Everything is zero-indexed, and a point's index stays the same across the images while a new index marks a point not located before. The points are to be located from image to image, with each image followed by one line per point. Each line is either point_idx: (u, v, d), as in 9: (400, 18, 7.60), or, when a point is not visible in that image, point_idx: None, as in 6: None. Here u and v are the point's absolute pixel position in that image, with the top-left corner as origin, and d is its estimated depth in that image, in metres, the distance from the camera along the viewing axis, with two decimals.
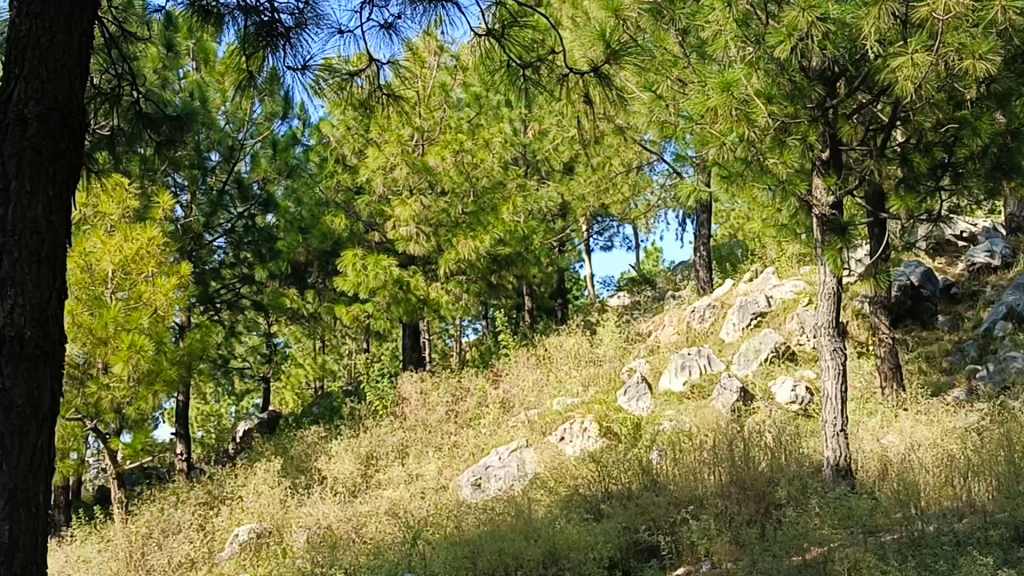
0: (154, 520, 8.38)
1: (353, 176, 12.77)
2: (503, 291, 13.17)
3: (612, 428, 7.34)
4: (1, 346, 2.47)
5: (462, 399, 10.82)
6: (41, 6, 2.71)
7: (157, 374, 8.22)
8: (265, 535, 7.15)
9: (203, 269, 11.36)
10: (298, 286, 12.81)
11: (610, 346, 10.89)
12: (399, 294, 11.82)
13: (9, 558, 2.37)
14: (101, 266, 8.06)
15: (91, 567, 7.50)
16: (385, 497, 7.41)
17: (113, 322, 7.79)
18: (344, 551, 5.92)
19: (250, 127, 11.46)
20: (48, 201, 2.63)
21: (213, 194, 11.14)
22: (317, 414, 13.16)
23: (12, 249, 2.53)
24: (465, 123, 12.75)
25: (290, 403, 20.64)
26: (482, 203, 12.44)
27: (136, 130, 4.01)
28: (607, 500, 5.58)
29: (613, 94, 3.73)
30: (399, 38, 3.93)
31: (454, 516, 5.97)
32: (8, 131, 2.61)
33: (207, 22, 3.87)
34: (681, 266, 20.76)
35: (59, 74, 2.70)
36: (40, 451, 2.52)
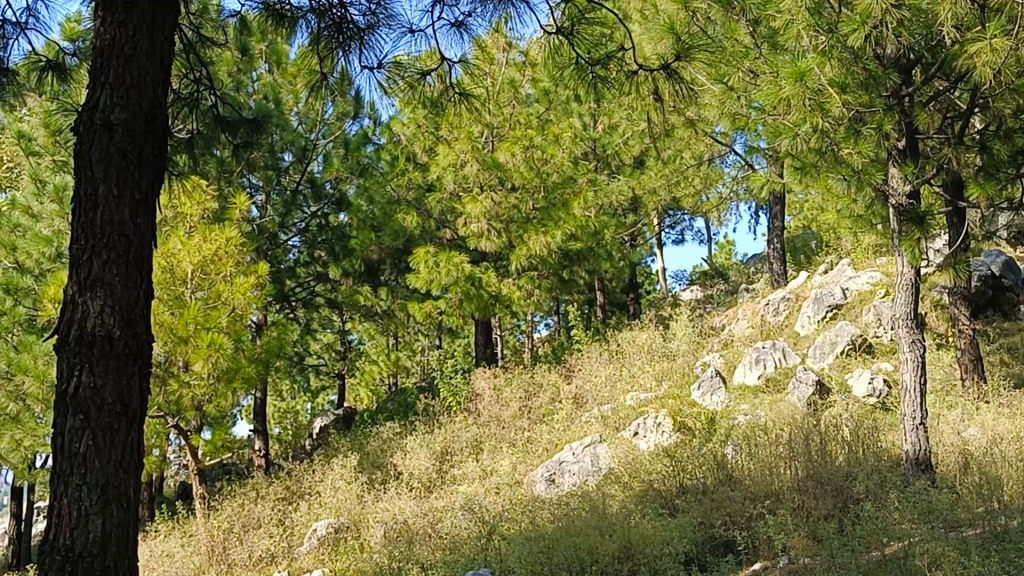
0: (235, 515, 8.55)
1: (424, 174, 12.85)
2: (575, 286, 13.17)
3: (686, 423, 7.30)
4: (91, 345, 2.54)
5: (535, 395, 10.86)
6: (125, 16, 2.78)
7: (236, 371, 8.38)
8: (343, 529, 7.26)
9: (278, 268, 11.57)
10: (372, 283, 12.93)
11: (683, 341, 10.82)
12: (471, 290, 11.90)
13: (102, 552, 2.43)
14: (182, 265, 8.24)
15: (174, 561, 7.66)
16: (460, 492, 7.45)
17: (193, 321, 7.93)
18: (420, 546, 6.00)
19: (322, 127, 11.43)
20: (134, 204, 2.69)
21: (287, 194, 11.28)
22: (392, 410, 13.30)
23: (100, 251, 2.60)
24: (535, 119, 12.76)
25: (364, 400, 20.84)
26: (553, 199, 12.45)
27: (212, 132, 4.11)
28: (682, 495, 5.56)
29: (683, 89, 3.69)
30: (469, 35, 3.96)
31: (528, 512, 5.97)
32: (95, 136, 2.68)
33: (280, 25, 3.94)
34: (755, 259, 20.56)
35: (143, 81, 2.77)
36: (131, 446, 2.58)
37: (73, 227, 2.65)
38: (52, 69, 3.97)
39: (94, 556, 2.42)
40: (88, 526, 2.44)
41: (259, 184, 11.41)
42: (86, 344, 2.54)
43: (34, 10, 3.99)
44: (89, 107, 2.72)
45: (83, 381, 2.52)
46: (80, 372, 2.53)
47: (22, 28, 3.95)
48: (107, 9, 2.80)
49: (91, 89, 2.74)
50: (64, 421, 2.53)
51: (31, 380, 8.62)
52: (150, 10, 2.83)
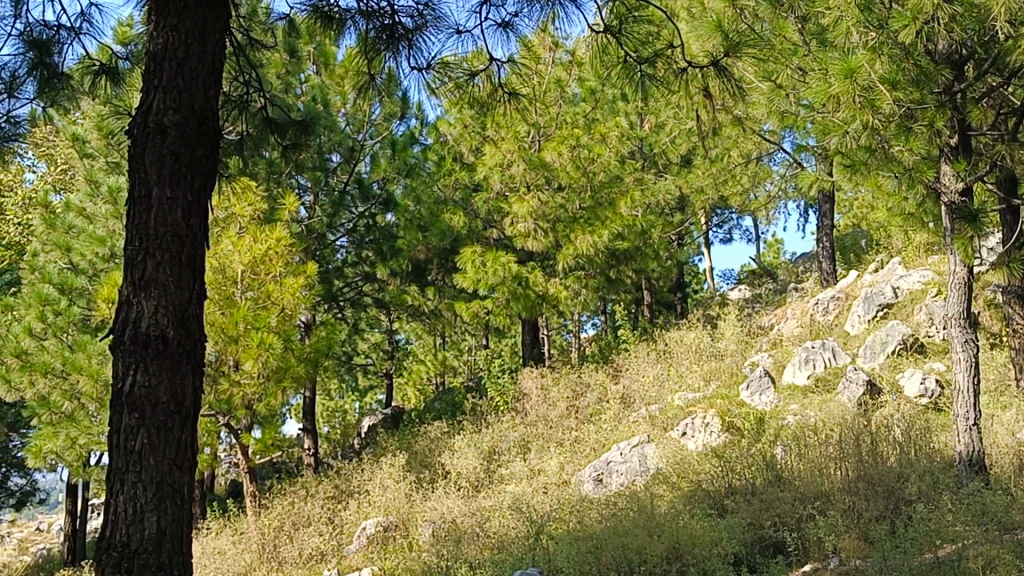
0: (285, 513, 8.62)
1: (471, 174, 12.87)
2: (622, 285, 13.13)
3: (734, 424, 7.25)
4: (146, 345, 2.57)
5: (582, 394, 10.84)
6: (177, 20, 2.82)
7: (285, 370, 8.43)
8: (392, 528, 7.29)
9: (326, 268, 11.68)
10: (420, 283, 12.97)
11: (732, 340, 10.74)
12: (518, 290, 11.91)
13: (157, 549, 2.46)
14: (233, 266, 8.33)
15: (225, 558, 7.75)
16: (508, 492, 7.45)
17: (243, 321, 8.02)
18: (468, 545, 6.03)
19: (369, 128, 11.51)
20: (187, 206, 2.72)
21: (334, 195, 11.36)
22: (439, 410, 13.34)
23: (154, 252, 2.64)
24: (581, 118, 12.74)
25: (412, 399, 20.94)
26: (600, 198, 12.41)
27: (261, 133, 4.17)
28: (732, 495, 5.53)
29: (732, 86, 3.66)
30: (515, 35, 3.96)
31: (576, 512, 5.96)
32: (149, 139, 2.72)
33: (329, 27, 3.96)
34: (804, 257, 20.36)
35: (194, 84, 2.80)
36: (185, 445, 2.61)
37: (128, 227, 2.69)
38: (104, 73, 4.03)
39: (148, 552, 2.45)
40: (143, 523, 2.47)
41: (308, 185, 11.49)
42: (141, 343, 2.58)
43: (87, 15, 4.06)
44: (142, 110, 2.76)
45: (138, 380, 2.56)
46: (135, 371, 2.56)
47: (76, 34, 4.02)
48: (160, 13, 2.84)
49: (145, 93, 2.78)
50: (119, 419, 2.57)
51: (85, 379, 8.76)
52: (202, 14, 2.87)
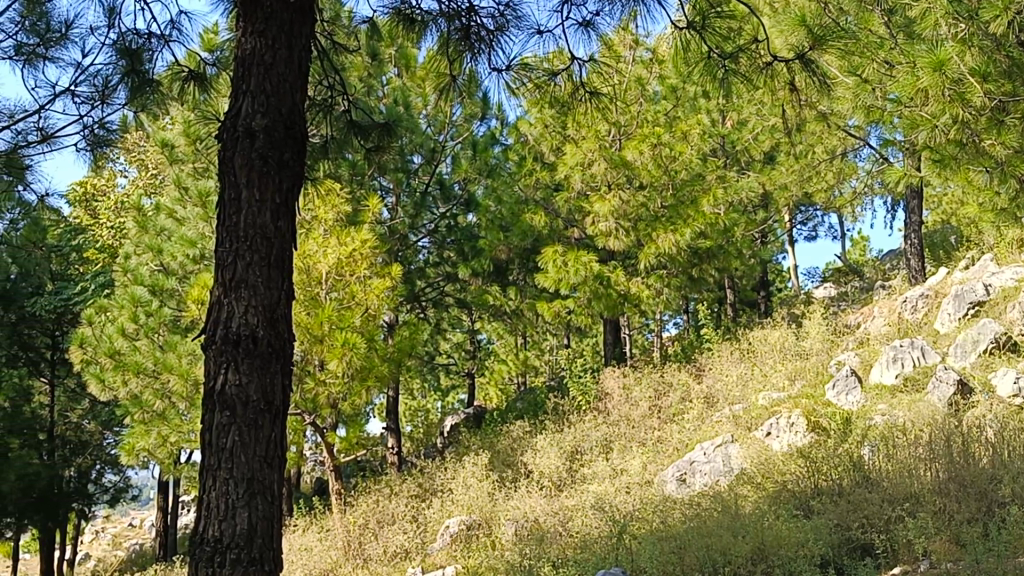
0: (371, 511, 8.72)
1: (552, 173, 12.88)
2: (705, 285, 12.99)
3: (821, 424, 7.13)
4: (236, 344, 2.62)
5: (665, 394, 10.77)
6: (265, 25, 2.87)
7: (369, 370, 8.51)
8: (475, 527, 7.31)
9: (408, 268, 11.81)
10: (501, 283, 13.03)
11: (817, 339, 10.57)
12: (600, 289, 11.87)
13: (248, 544, 2.50)
14: (318, 266, 8.46)
15: (312, 555, 7.87)
16: (591, 491, 7.43)
17: (328, 321, 8.13)
18: (551, 544, 6.05)
19: (451, 129, 11.56)
20: (275, 208, 2.76)
21: (416, 196, 11.47)
22: (521, 410, 13.34)
23: (244, 254, 2.69)
24: (662, 116, 12.66)
25: (494, 398, 21.06)
26: (682, 196, 12.31)
27: (344, 136, 4.23)
28: (818, 496, 5.45)
29: (818, 80, 3.62)
30: (596, 34, 3.96)
31: (660, 512, 5.92)
32: (238, 143, 2.77)
33: (411, 29, 4.01)
34: (891, 255, 19.99)
35: (282, 88, 2.84)
36: (275, 442, 2.65)
37: (220, 230, 2.75)
38: (193, 78, 4.06)
39: (240, 547, 2.49)
40: (235, 519, 2.52)
41: (390, 187, 11.60)
42: (231, 343, 2.63)
43: (177, 23, 4.15)
44: (232, 115, 2.81)
45: (229, 379, 2.61)
46: (227, 369, 2.62)
47: (166, 40, 4.11)
48: (248, 20, 2.89)
49: (234, 98, 2.84)
50: (212, 417, 2.62)
51: (176, 378, 8.95)
52: (289, 19, 2.92)
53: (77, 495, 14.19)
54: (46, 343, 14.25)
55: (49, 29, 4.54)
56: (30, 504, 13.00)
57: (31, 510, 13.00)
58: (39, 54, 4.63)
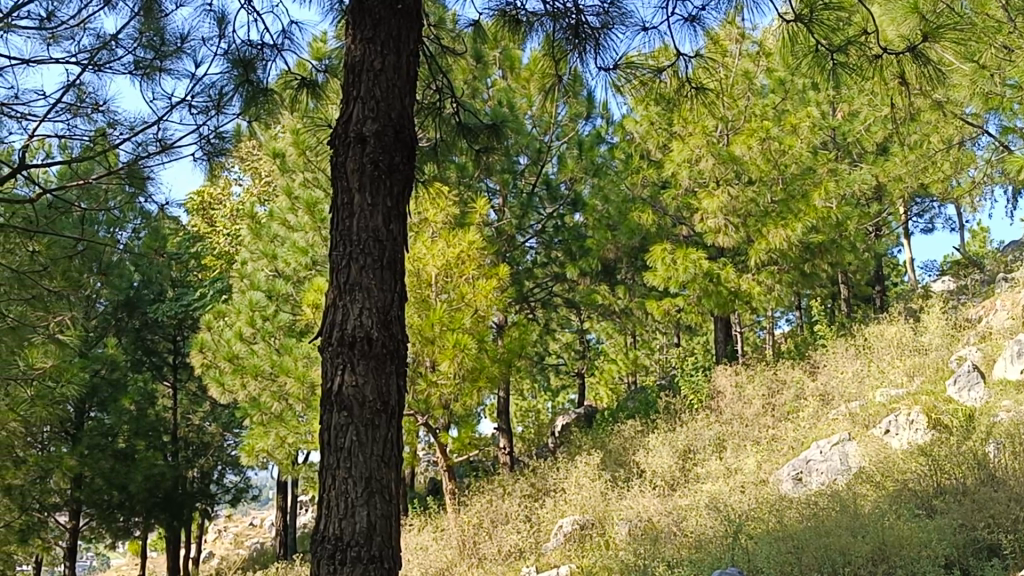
0: (484, 511, 8.78)
1: (659, 171, 12.82)
2: (818, 280, 12.73)
3: (941, 420, 6.91)
4: (353, 346, 2.67)
5: (779, 392, 10.58)
6: (373, 32, 2.93)
7: (480, 371, 8.56)
8: (588, 526, 7.29)
9: (517, 269, 11.89)
10: (610, 282, 13.03)
11: (936, 334, 10.26)
12: (710, 286, 11.76)
13: (367, 542, 2.54)
14: (428, 269, 8.58)
15: (428, 554, 7.98)
16: (705, 490, 7.35)
17: (439, 322, 8.23)
18: (665, 543, 6.01)
19: (556, 129, 11.52)
20: (387, 211, 2.80)
21: (523, 197, 11.52)
22: (632, 409, 13.27)
23: (357, 257, 2.74)
24: (771, 110, 12.47)
25: (604, 397, 21.04)
26: (792, 189, 12.06)
27: (453, 137, 4.29)
28: (941, 495, 5.30)
29: (931, 70, 3.51)
30: (702, 29, 3.91)
31: (776, 511, 5.82)
32: (350, 148, 2.83)
33: (517, 30, 4.04)
34: (1013, 246, 19.32)
35: (391, 93, 2.88)
36: (392, 442, 2.68)
37: (335, 234, 2.81)
38: (305, 86, 4.18)
39: (360, 545, 2.53)
40: (355, 517, 2.56)
41: (497, 188, 11.65)
42: (347, 344, 2.68)
43: (288, 32, 4.25)
44: (344, 121, 2.87)
45: (346, 380, 2.65)
46: (343, 371, 2.67)
47: (279, 50, 4.22)
48: (358, 27, 2.96)
49: (346, 104, 2.89)
50: (330, 417, 2.67)
51: (293, 380, 9.13)
52: (397, 25, 2.97)
53: (200, 495, 14.60)
54: (169, 347, 14.80)
55: (165, 43, 4.64)
56: (157, 504, 13.43)
57: (157, 510, 13.42)
58: (158, 67, 4.74)
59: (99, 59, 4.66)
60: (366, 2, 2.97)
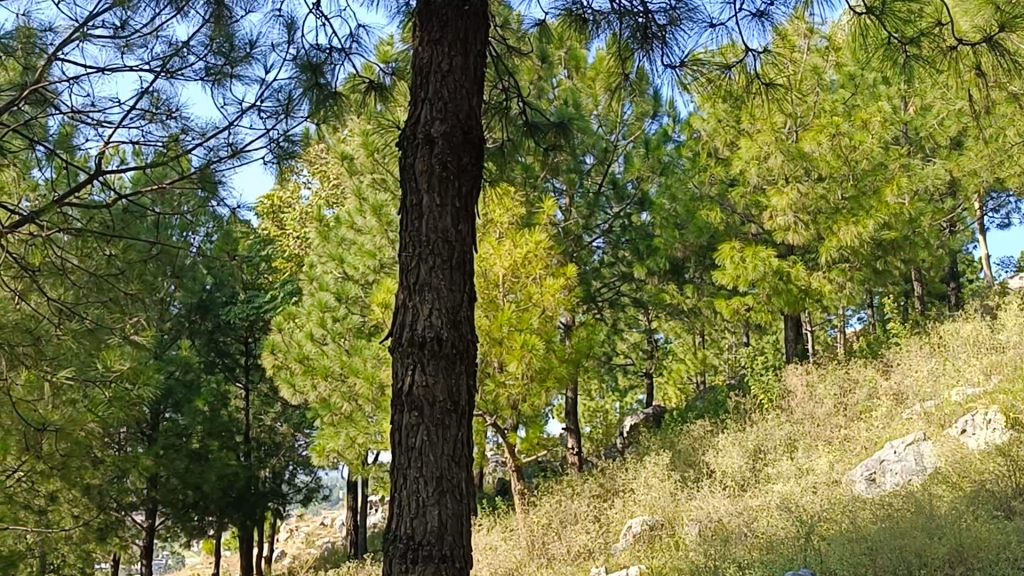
0: (554, 511, 8.77)
1: (727, 168, 12.73)
2: (891, 278, 12.53)
3: (1020, 419, 6.75)
4: (422, 347, 2.68)
5: (851, 391, 10.42)
6: (440, 33, 2.95)
7: (548, 371, 8.56)
8: (658, 527, 7.25)
9: (584, 269, 11.88)
10: (678, 281, 12.97)
11: (1014, 331, 10.02)
12: (779, 285, 11.65)
13: (439, 540, 2.55)
14: (495, 269, 8.62)
15: (498, 554, 8.01)
16: (776, 491, 7.27)
17: (507, 324, 8.26)
18: (736, 544, 5.95)
19: (622, 128, 11.51)
20: (456, 212, 2.81)
21: (590, 197, 11.52)
22: (702, 409, 13.16)
23: (427, 258, 2.76)
24: (841, 105, 12.32)
25: (673, 397, 20.94)
26: (863, 186, 11.80)
27: (519, 137, 4.30)
28: (1020, 497, 5.19)
29: (1008, 62, 3.42)
30: (770, 24, 3.88)
31: (849, 512, 5.74)
32: (418, 149, 2.85)
33: (584, 29, 4.04)
34: None
35: (459, 94, 2.89)
36: (462, 442, 2.69)
37: (405, 236, 2.83)
38: (373, 88, 4.24)
39: (431, 544, 2.54)
40: (426, 516, 2.57)
41: (563, 188, 11.65)
42: (417, 345, 2.69)
43: (356, 35, 4.29)
44: (413, 122, 2.89)
45: (416, 380, 2.67)
46: (414, 370, 2.68)
47: (347, 54, 4.26)
48: (425, 29, 2.98)
49: (415, 106, 2.91)
50: (400, 417, 2.69)
51: (362, 381, 9.21)
52: (464, 26, 2.98)
53: (272, 495, 14.79)
54: (241, 349, 15.05)
55: (234, 49, 4.71)
56: (230, 503, 13.62)
57: (230, 509, 13.63)
58: (228, 73, 4.73)
59: (171, 66, 4.73)
60: (433, 4, 2.99)
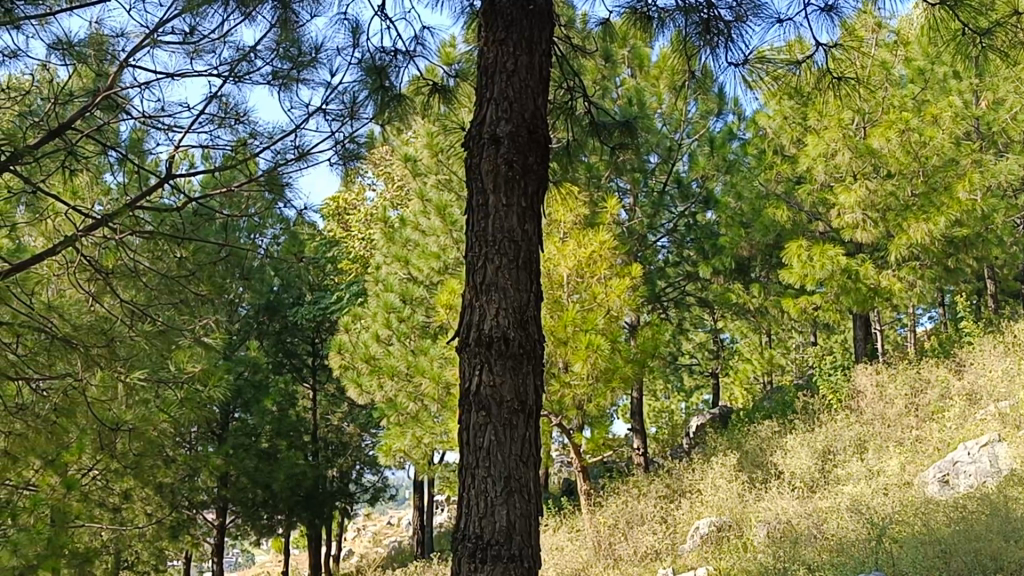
0: (620, 511, 8.75)
1: (794, 166, 12.61)
2: (963, 276, 12.30)
3: None
4: (490, 346, 2.69)
5: (923, 392, 10.24)
6: (505, 33, 2.95)
7: (614, 371, 8.54)
8: (726, 528, 7.19)
9: (650, 268, 11.82)
10: (744, 280, 12.88)
11: None
12: (848, 283, 11.49)
13: (507, 540, 2.55)
14: (559, 270, 8.64)
15: (564, 554, 8.02)
16: (846, 492, 7.17)
17: (572, 324, 8.27)
18: (805, 546, 5.88)
19: (686, 126, 11.34)
20: (522, 212, 2.81)
21: (655, 196, 11.47)
22: (770, 409, 13.02)
23: (493, 258, 2.76)
24: (910, 101, 12.12)
25: (740, 398, 20.78)
26: (934, 182, 11.47)
27: (585, 137, 4.30)
28: None
29: None
30: (838, 19, 3.82)
31: (922, 514, 5.65)
32: (484, 150, 2.85)
33: (648, 27, 4.03)
34: None
35: (524, 93, 2.89)
36: (530, 441, 2.68)
37: (472, 237, 2.84)
38: (436, 91, 4.22)
39: (500, 544, 2.55)
40: (494, 516, 2.58)
41: (627, 188, 11.61)
42: (484, 345, 2.70)
43: (421, 38, 4.31)
44: (478, 123, 2.91)
45: (484, 380, 2.68)
46: (481, 370, 2.69)
47: (411, 56, 4.28)
48: (491, 29, 2.99)
49: (480, 107, 2.92)
50: (468, 417, 2.71)
51: (429, 381, 9.25)
52: (529, 25, 2.97)
53: (340, 494, 14.92)
54: (308, 350, 15.21)
55: (301, 53, 4.75)
56: (299, 502, 13.77)
57: (299, 508, 13.78)
58: (294, 77, 4.78)
59: (239, 70, 4.79)
60: (498, 4, 3.00)
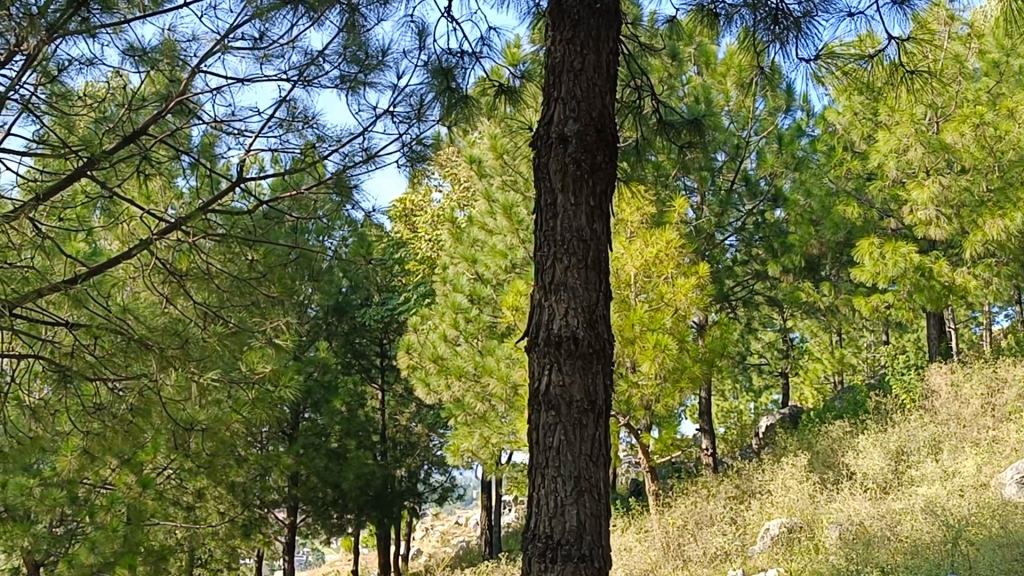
0: (689, 512, 8.70)
1: (864, 162, 12.59)
2: None
3: None
4: (559, 346, 2.69)
5: (999, 391, 10.02)
6: (573, 32, 2.95)
7: (681, 371, 8.46)
8: (797, 529, 7.11)
9: (717, 267, 11.72)
10: (814, 278, 12.72)
11: None
12: (921, 281, 11.27)
13: (577, 540, 2.55)
14: (627, 269, 8.61)
15: (633, 555, 7.99)
16: (920, 494, 7.05)
17: (639, 322, 8.22)
18: (878, 548, 5.79)
19: (754, 123, 11.25)
20: (590, 211, 2.81)
21: (722, 194, 11.35)
22: (840, 409, 12.84)
23: (562, 258, 2.76)
24: (984, 94, 11.86)
25: (810, 398, 20.54)
26: (1011, 178, 11.23)
27: (652, 136, 4.27)
28: None
29: None
30: (910, 11, 3.74)
31: (1000, 516, 5.53)
32: (551, 149, 2.85)
33: (716, 23, 4.00)
34: None
35: (592, 92, 2.88)
36: (600, 441, 2.68)
37: (539, 236, 2.84)
38: (502, 91, 4.22)
39: (571, 544, 2.55)
40: (565, 516, 2.58)
41: (695, 186, 11.52)
42: (554, 344, 2.70)
43: (487, 39, 4.32)
44: (545, 123, 2.91)
45: (553, 380, 2.68)
46: (551, 370, 2.69)
47: (477, 57, 4.30)
48: (559, 29, 2.99)
49: (548, 106, 2.92)
50: (538, 417, 2.71)
51: (496, 381, 9.25)
52: (596, 24, 2.96)
53: (409, 494, 15.01)
54: (377, 351, 15.31)
55: (368, 57, 4.79)
56: (368, 502, 13.87)
57: (369, 508, 13.88)
58: (362, 81, 4.82)
59: (308, 74, 4.85)
60: (565, 3, 3.00)
